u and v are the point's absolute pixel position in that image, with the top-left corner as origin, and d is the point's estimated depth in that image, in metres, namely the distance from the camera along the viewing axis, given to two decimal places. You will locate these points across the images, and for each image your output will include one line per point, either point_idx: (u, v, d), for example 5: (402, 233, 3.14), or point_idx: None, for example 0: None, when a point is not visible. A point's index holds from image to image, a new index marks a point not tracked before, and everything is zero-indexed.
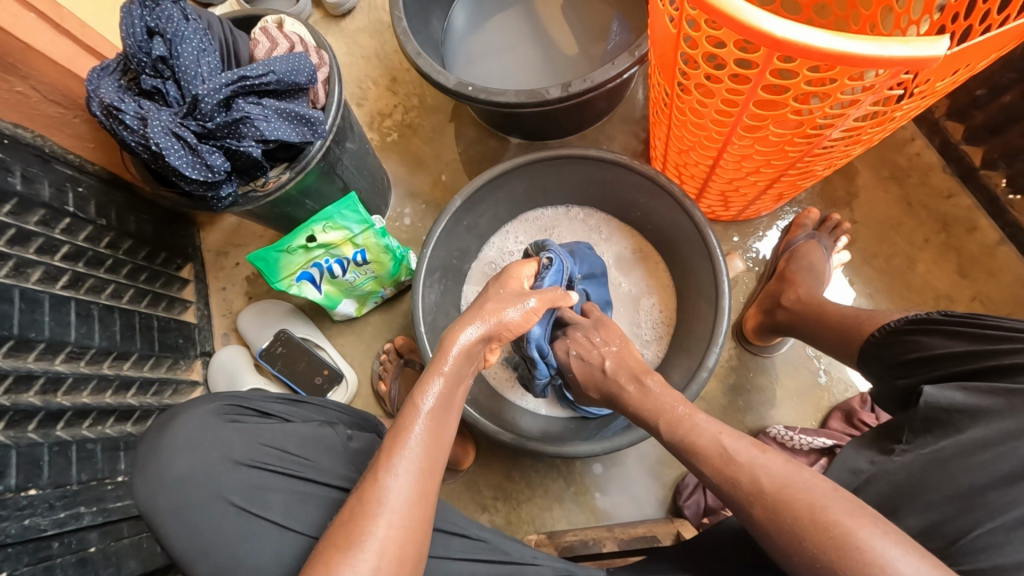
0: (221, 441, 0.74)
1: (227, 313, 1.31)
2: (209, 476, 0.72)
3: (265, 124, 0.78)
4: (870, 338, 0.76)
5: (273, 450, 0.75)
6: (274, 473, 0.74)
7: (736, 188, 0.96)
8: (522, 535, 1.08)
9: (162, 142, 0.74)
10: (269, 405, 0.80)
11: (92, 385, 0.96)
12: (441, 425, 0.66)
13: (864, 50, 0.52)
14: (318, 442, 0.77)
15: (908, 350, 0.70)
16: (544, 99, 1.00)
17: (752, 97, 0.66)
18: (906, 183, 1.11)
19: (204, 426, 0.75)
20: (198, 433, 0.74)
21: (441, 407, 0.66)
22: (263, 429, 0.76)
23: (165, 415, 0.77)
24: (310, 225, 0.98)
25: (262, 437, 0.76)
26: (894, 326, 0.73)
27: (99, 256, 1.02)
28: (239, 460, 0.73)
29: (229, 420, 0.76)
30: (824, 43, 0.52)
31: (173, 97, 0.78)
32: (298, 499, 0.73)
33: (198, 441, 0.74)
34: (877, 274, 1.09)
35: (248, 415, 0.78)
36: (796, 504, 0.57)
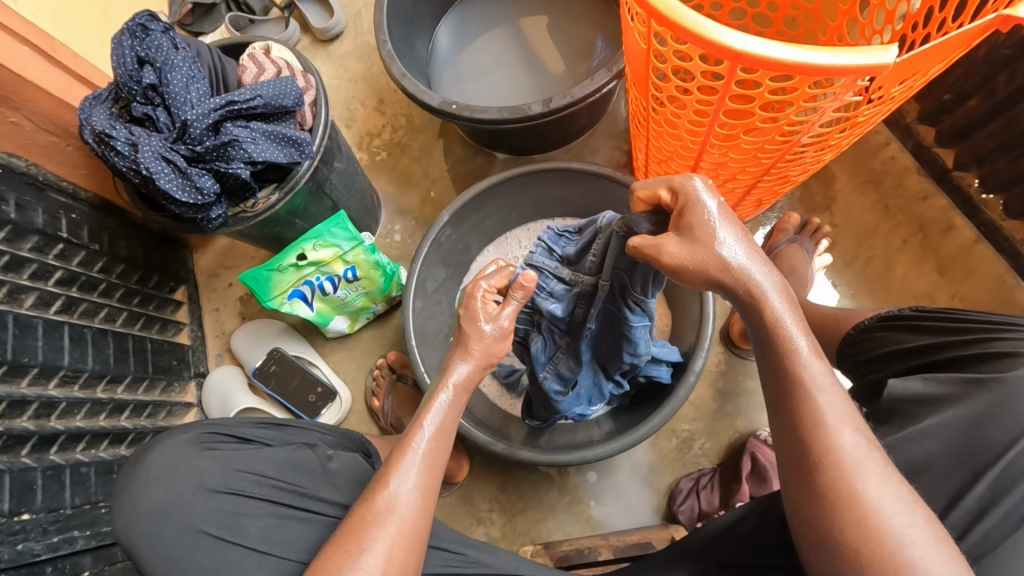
0: (197, 470, 0.75)
1: (220, 334, 1.32)
2: (184, 505, 0.72)
3: (253, 146, 0.80)
4: (846, 335, 0.78)
5: (249, 476, 0.75)
6: (248, 500, 0.74)
7: (716, 196, 0.98)
8: (518, 547, 1.07)
9: (153, 166, 0.76)
10: (246, 431, 0.81)
11: (86, 409, 0.97)
12: (448, 431, 0.68)
13: (820, 60, 0.54)
14: (296, 465, 0.77)
15: (879, 347, 0.72)
16: (526, 115, 1.03)
17: (721, 109, 0.68)
18: (882, 187, 1.14)
19: (180, 455, 0.75)
20: (173, 463, 0.75)
21: (449, 416, 0.69)
22: (240, 456, 0.77)
23: (146, 444, 0.78)
24: (300, 244, 0.99)
25: (237, 463, 0.76)
26: (868, 324, 0.75)
27: (92, 280, 1.04)
28: (214, 488, 0.74)
29: (204, 448, 0.77)
30: (782, 54, 0.55)
31: (164, 123, 0.80)
32: (276, 525, 0.73)
33: (172, 470, 0.74)
34: (858, 275, 1.11)
35: (225, 442, 0.79)
36: (847, 475, 0.52)
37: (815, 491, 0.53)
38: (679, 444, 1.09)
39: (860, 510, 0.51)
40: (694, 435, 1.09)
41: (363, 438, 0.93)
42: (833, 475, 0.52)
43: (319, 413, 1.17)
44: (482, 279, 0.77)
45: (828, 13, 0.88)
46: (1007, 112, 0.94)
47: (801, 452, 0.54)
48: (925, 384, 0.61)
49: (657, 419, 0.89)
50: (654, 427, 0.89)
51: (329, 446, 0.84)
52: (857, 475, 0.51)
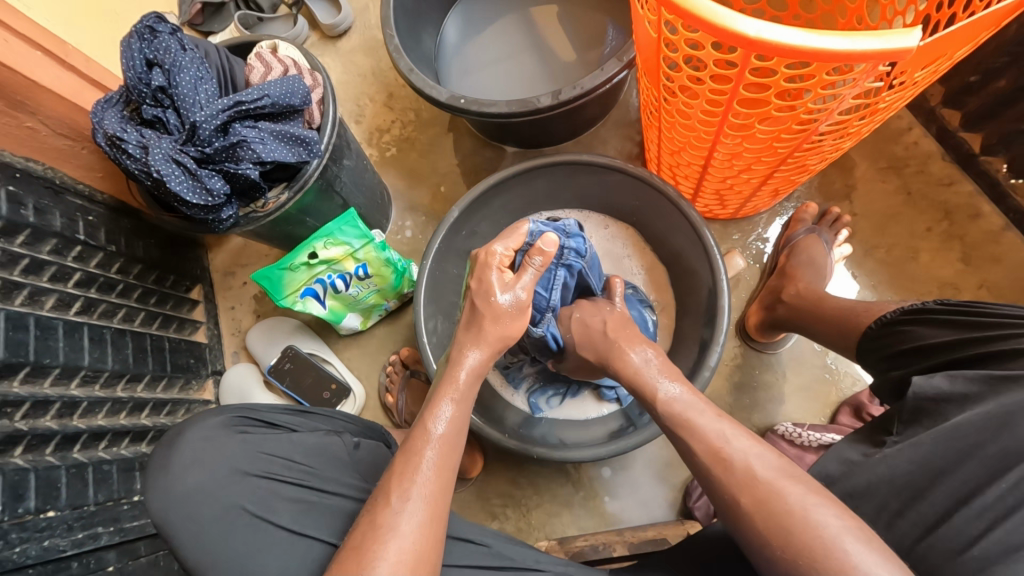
0: (228, 452, 0.75)
1: (236, 332, 1.34)
2: (218, 488, 0.73)
3: (261, 146, 0.80)
4: (867, 330, 0.76)
5: (280, 460, 0.76)
6: (276, 484, 0.75)
7: (731, 187, 0.96)
8: (533, 541, 1.07)
9: (163, 169, 0.76)
10: (276, 416, 0.82)
11: (107, 408, 0.99)
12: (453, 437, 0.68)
13: (840, 46, 0.52)
14: (325, 451, 0.79)
15: (901, 341, 0.69)
16: (534, 108, 1.01)
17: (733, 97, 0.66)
18: (904, 174, 1.10)
19: (212, 437, 0.77)
20: (207, 444, 0.76)
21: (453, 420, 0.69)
22: (271, 438, 0.78)
23: (175, 430, 0.79)
24: (311, 242, 1.00)
25: (267, 445, 0.77)
26: (890, 318, 0.73)
27: (110, 281, 1.06)
28: (247, 471, 0.75)
29: (236, 431, 0.78)
30: (799, 40, 0.52)
31: (173, 125, 0.80)
32: (304, 508, 0.74)
33: (203, 451, 0.75)
34: (880, 265, 1.08)
35: (254, 427, 0.80)
36: (771, 508, 0.55)
37: (757, 537, 0.55)
38: None
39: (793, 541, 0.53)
40: None
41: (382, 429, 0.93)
42: (758, 507, 0.56)
43: (333, 409, 1.18)
44: (497, 244, 0.77)
45: None
46: None
47: (731, 514, 0.58)
48: (945, 377, 0.60)
49: (667, 414, 0.88)
50: None
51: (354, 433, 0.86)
52: (770, 497, 0.55)
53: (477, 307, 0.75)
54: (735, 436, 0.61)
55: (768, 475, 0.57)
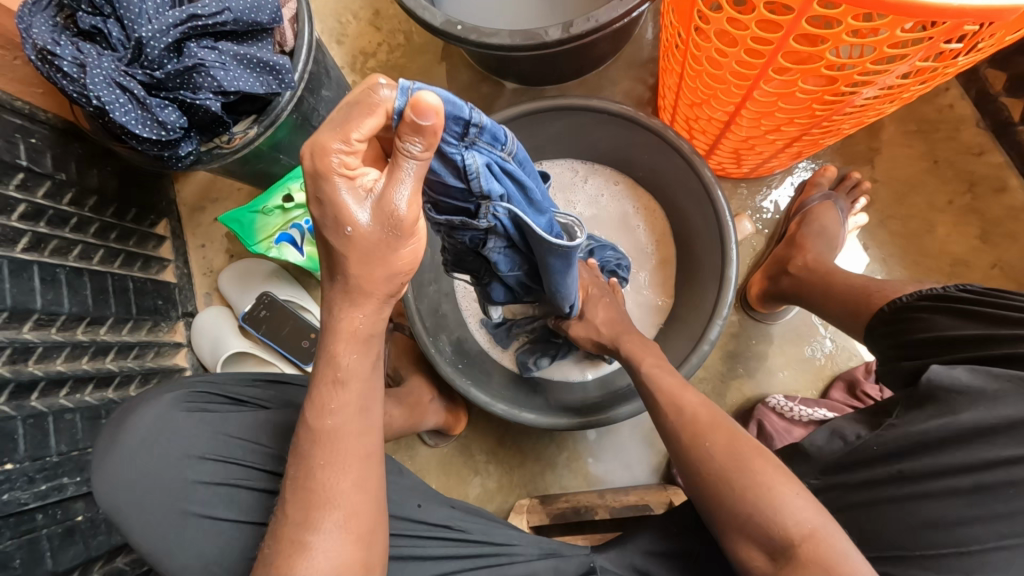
0: (184, 435, 0.71)
1: (208, 272, 1.25)
2: (171, 472, 0.70)
3: (223, 73, 0.68)
4: (880, 312, 0.71)
5: (238, 441, 0.72)
6: (235, 469, 0.71)
7: (752, 146, 0.87)
8: (515, 498, 1.08)
9: (105, 95, 0.65)
10: (239, 390, 0.76)
11: (66, 353, 0.92)
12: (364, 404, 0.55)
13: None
14: (290, 434, 0.73)
15: (918, 329, 0.65)
16: (541, 41, 0.88)
17: (780, 48, 0.57)
18: (934, 139, 1.02)
19: (167, 416, 0.71)
20: (159, 425, 0.71)
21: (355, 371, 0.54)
22: (231, 418, 0.73)
23: (131, 401, 0.74)
24: (286, 182, 0.91)
25: (228, 426, 0.72)
26: (906, 301, 0.68)
27: (62, 215, 0.95)
28: (203, 455, 0.71)
29: (191, 409, 0.73)
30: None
31: (117, 39, 0.68)
32: (265, 498, 0.70)
33: (155, 432, 0.71)
34: (895, 237, 1.02)
35: (214, 403, 0.74)
36: (734, 476, 0.60)
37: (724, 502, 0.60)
38: None
39: (750, 500, 0.58)
40: None
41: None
42: (730, 481, 0.60)
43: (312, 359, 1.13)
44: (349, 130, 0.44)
45: None
46: None
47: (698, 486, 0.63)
48: (966, 369, 0.55)
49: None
50: None
51: None
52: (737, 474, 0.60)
53: (329, 243, 0.49)
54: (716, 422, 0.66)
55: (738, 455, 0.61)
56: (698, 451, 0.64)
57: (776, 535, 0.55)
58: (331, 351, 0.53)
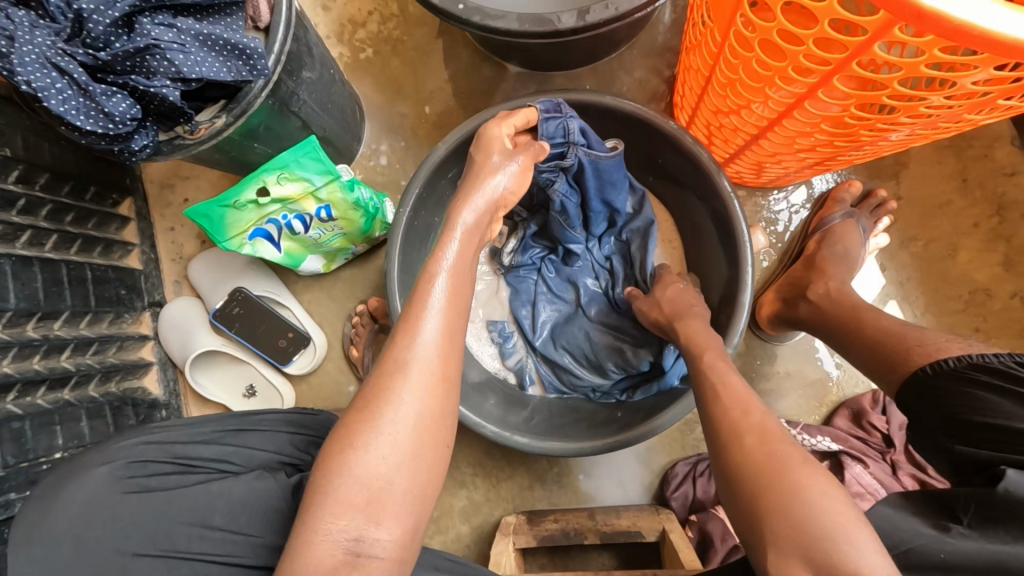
0: (117, 525, 0.62)
1: (178, 258, 1.15)
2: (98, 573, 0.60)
3: (183, 56, 0.58)
4: (920, 372, 0.66)
5: (186, 524, 0.64)
6: (180, 559, 0.63)
7: (777, 160, 0.80)
8: (501, 512, 1.03)
9: (37, 79, 0.54)
10: (187, 451, 0.69)
11: (13, 353, 0.83)
12: (448, 342, 0.58)
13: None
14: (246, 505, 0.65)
15: (972, 409, 0.59)
16: (553, 29, 0.79)
17: (840, 71, 0.50)
18: (964, 156, 0.96)
19: (96, 500, 0.63)
20: (91, 506, 0.62)
21: (452, 312, 0.59)
22: (175, 495, 0.65)
23: (51, 482, 0.64)
24: (262, 175, 0.81)
25: (171, 508, 0.64)
26: (956, 366, 0.63)
27: (7, 197, 0.85)
28: (139, 551, 0.62)
29: (125, 490, 0.64)
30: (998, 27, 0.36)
31: (52, 8, 0.56)
32: None
33: (81, 521, 0.61)
34: (914, 260, 0.97)
35: (157, 472, 0.67)
36: (749, 450, 0.56)
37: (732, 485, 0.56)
38: (680, 426, 1.02)
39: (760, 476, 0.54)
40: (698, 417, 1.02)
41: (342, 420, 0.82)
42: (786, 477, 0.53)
43: (290, 359, 1.06)
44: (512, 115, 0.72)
45: None
46: None
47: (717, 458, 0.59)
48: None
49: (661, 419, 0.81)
50: (669, 420, 0.81)
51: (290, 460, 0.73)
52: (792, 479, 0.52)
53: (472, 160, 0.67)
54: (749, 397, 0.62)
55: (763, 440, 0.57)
56: (740, 443, 0.57)
57: (777, 517, 0.51)
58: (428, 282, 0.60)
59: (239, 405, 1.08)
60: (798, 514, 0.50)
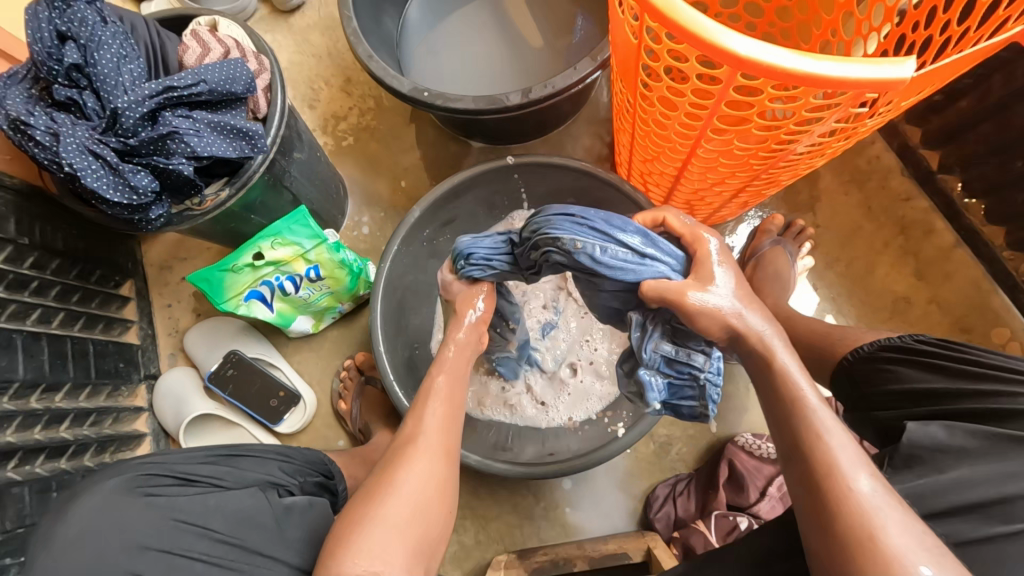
0: (126, 521, 0.62)
1: (174, 332, 1.23)
2: (106, 559, 0.60)
3: (196, 139, 0.71)
4: (845, 362, 0.74)
5: (193, 530, 0.64)
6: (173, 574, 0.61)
7: (702, 198, 0.94)
8: (492, 554, 1.05)
9: (77, 162, 0.66)
10: (192, 469, 0.70)
11: (17, 423, 0.89)
12: (444, 439, 0.68)
13: (850, 72, 0.49)
14: (244, 516, 0.66)
15: (889, 381, 0.68)
16: (503, 106, 0.95)
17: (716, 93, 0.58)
18: (865, 188, 1.12)
19: (110, 503, 0.62)
20: (99, 524, 0.61)
21: (449, 403, 0.71)
22: (183, 500, 0.66)
23: (68, 492, 0.65)
24: (257, 242, 0.92)
25: (171, 509, 0.64)
26: (868, 350, 0.72)
27: (23, 279, 0.94)
28: (145, 544, 0.61)
29: (138, 496, 0.64)
30: (821, 69, 0.49)
31: (92, 109, 0.69)
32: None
33: (95, 518, 0.61)
34: (840, 277, 1.09)
35: (163, 483, 0.67)
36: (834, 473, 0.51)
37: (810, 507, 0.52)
38: (657, 450, 1.07)
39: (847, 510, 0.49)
40: (672, 440, 1.07)
41: (328, 456, 0.84)
42: (850, 525, 0.49)
43: (282, 418, 1.11)
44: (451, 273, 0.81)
45: (825, 7, 0.86)
46: (999, 116, 0.91)
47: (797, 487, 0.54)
48: (942, 427, 0.58)
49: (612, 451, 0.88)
50: (631, 437, 0.87)
51: (288, 476, 0.75)
52: (839, 466, 0.51)
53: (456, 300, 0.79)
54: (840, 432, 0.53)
55: (869, 495, 0.49)
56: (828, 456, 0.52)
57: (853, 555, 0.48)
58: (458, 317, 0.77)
59: None
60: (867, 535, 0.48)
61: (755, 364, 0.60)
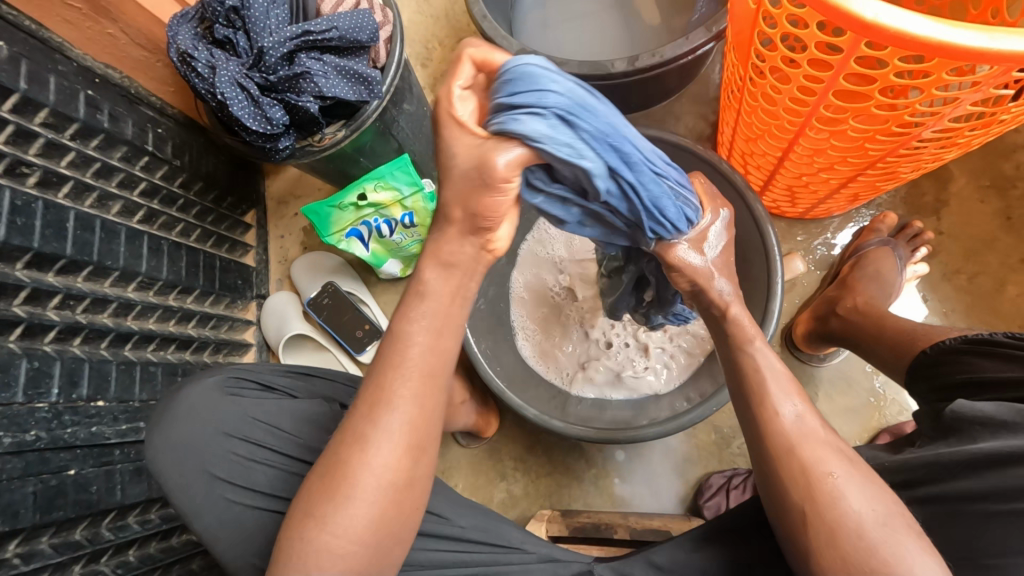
0: (217, 414, 0.75)
1: (283, 260, 1.38)
2: (201, 445, 0.73)
3: (324, 80, 0.78)
4: (923, 352, 0.75)
5: (264, 427, 0.75)
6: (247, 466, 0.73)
7: (805, 185, 0.89)
8: (538, 508, 1.10)
9: (228, 92, 0.76)
10: (272, 378, 0.80)
11: (158, 314, 1.05)
12: (427, 424, 0.58)
13: (1011, 47, 0.44)
14: (309, 421, 0.77)
15: (960, 370, 0.68)
16: (607, 73, 0.95)
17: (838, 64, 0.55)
18: (1007, 196, 0.99)
19: (206, 398, 0.75)
20: (195, 411, 0.74)
21: (427, 378, 0.58)
22: (262, 402, 0.77)
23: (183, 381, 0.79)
24: (362, 183, 1.01)
25: (252, 410, 0.76)
26: (951, 344, 0.71)
27: (173, 195, 1.10)
28: (230, 433, 0.74)
29: (229, 394, 0.76)
30: (982, 44, 0.44)
31: (243, 48, 0.79)
32: (284, 477, 0.74)
33: (195, 408, 0.75)
34: (958, 291, 0.99)
35: (248, 387, 0.78)
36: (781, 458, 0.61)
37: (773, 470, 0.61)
38: (718, 440, 1.05)
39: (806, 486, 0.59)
40: (736, 433, 1.05)
41: None
42: (797, 504, 0.59)
43: (363, 348, 1.21)
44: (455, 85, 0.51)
45: None
46: None
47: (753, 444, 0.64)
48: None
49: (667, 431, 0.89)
50: (692, 420, 0.87)
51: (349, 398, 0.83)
52: (802, 458, 0.60)
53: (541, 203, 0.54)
54: (786, 388, 0.64)
55: (804, 433, 0.61)
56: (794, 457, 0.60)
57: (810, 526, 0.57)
58: (418, 281, 0.57)
59: None
60: (823, 520, 0.57)
61: (712, 316, 0.71)
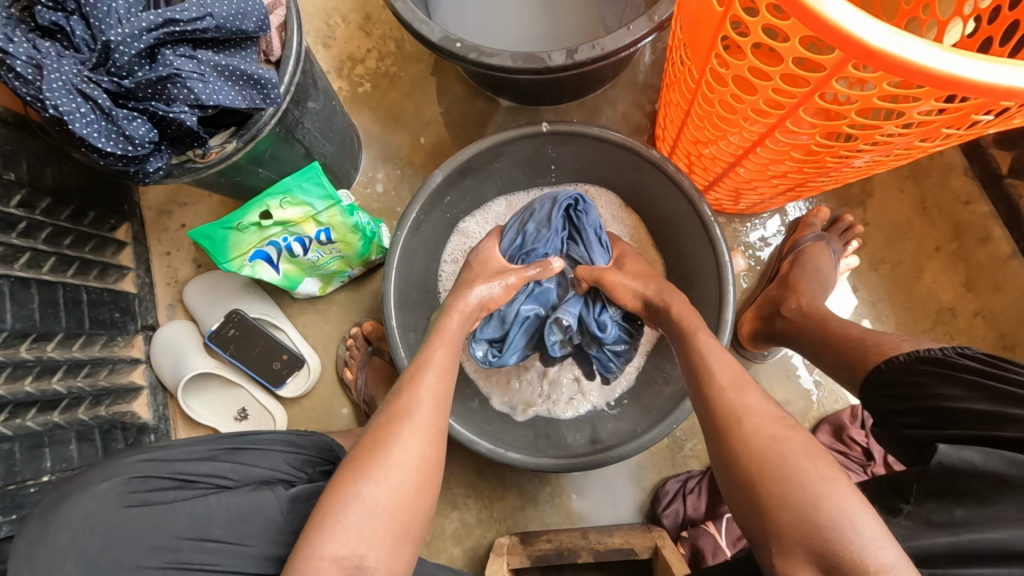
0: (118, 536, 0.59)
1: (172, 281, 1.16)
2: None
3: (201, 85, 0.62)
4: (877, 368, 0.72)
5: (193, 539, 0.61)
6: None
7: (752, 187, 0.86)
8: (493, 534, 1.04)
9: (64, 103, 0.58)
10: (189, 468, 0.66)
11: (5, 374, 0.83)
12: (439, 432, 0.65)
13: (1013, 80, 0.41)
14: (248, 518, 0.64)
15: (918, 392, 0.65)
16: (543, 66, 0.85)
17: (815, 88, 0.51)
18: (923, 186, 1.03)
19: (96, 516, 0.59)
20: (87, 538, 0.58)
21: (439, 404, 0.67)
22: (182, 505, 0.63)
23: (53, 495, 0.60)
24: (264, 199, 0.84)
25: (165, 513, 0.62)
26: (905, 361, 0.69)
27: (8, 219, 0.87)
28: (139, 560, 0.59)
29: (127, 504, 0.60)
30: (984, 78, 0.41)
31: (80, 39, 0.60)
32: None
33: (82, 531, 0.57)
34: (883, 280, 1.03)
35: (159, 487, 0.64)
36: (773, 493, 0.55)
37: (751, 503, 0.56)
38: (670, 444, 1.04)
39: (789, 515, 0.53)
40: (687, 434, 1.04)
41: (334, 441, 0.82)
42: (781, 529, 0.53)
43: (283, 382, 1.07)
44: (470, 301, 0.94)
45: None
46: None
47: (718, 443, 0.60)
48: None
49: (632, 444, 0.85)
50: (653, 439, 0.84)
51: (291, 476, 0.72)
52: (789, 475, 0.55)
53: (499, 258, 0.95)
54: (774, 425, 0.59)
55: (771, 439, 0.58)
56: (784, 488, 0.54)
57: (781, 532, 0.53)
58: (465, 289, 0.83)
59: (230, 428, 1.08)
60: (813, 543, 0.51)
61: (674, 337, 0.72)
